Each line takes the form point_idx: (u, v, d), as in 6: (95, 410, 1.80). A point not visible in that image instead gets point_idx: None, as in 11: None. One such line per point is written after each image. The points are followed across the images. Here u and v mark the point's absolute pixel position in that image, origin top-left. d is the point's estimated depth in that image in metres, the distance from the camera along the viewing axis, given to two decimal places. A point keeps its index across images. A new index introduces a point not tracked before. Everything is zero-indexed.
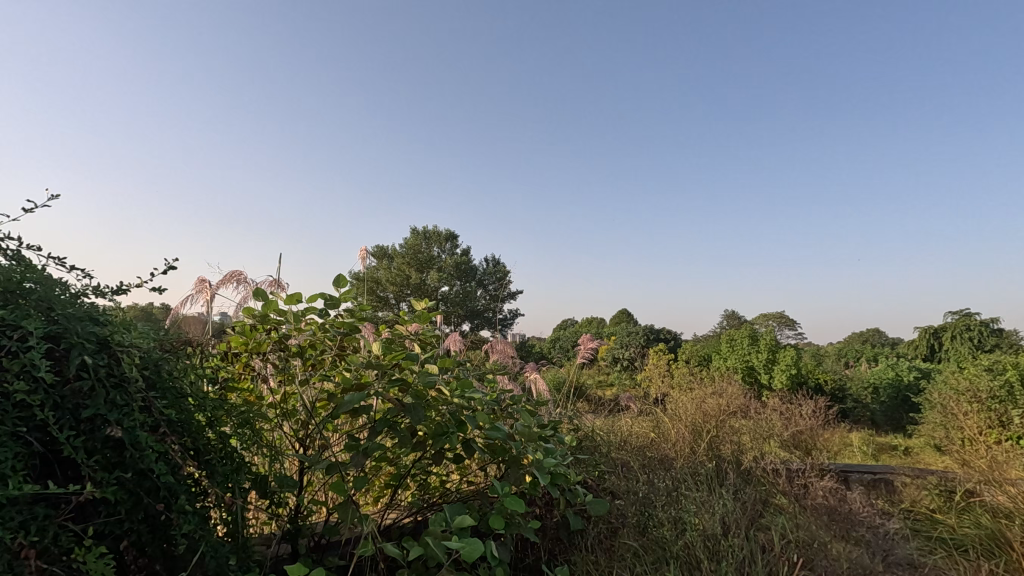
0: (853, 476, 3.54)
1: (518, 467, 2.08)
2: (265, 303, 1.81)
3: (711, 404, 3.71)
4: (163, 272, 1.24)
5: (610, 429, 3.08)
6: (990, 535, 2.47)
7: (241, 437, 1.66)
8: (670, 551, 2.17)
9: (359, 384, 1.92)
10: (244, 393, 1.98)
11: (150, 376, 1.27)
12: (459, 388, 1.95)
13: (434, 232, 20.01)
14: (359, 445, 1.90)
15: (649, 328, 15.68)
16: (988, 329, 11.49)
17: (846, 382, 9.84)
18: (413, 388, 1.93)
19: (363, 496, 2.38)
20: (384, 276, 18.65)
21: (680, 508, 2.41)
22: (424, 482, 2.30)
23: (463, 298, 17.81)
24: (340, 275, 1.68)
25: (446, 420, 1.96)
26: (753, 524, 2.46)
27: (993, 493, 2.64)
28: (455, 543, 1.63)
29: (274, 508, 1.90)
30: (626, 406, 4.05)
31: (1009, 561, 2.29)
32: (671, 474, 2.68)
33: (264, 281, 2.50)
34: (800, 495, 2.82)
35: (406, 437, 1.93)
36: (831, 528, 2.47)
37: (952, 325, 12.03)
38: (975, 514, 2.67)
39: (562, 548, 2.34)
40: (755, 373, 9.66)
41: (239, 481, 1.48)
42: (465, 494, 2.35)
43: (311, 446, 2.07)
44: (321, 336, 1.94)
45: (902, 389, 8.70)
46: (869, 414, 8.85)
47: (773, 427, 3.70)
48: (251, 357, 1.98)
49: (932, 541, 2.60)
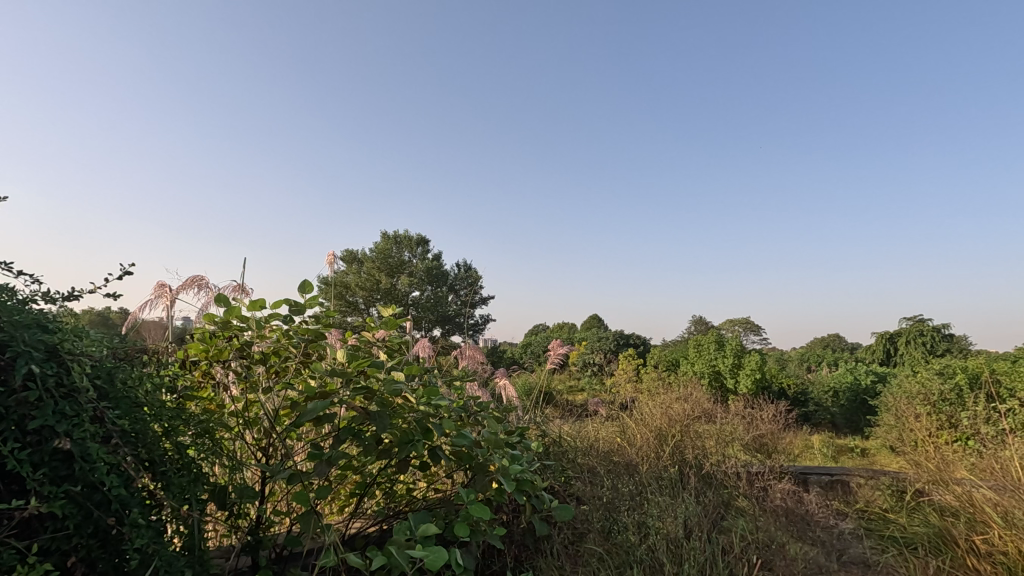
0: (812, 478, 3.65)
1: (483, 473, 2.09)
2: (227, 310, 1.77)
3: (677, 409, 3.77)
4: (118, 277, 1.21)
5: (578, 434, 3.11)
6: (938, 533, 2.58)
7: (199, 447, 1.63)
8: (634, 555, 2.20)
9: (323, 391, 1.90)
10: (204, 402, 1.94)
11: (102, 386, 1.23)
12: (425, 395, 1.94)
13: (405, 237, 19.85)
14: (322, 454, 1.88)
15: (619, 334, 15.87)
16: (940, 334, 12.02)
17: (808, 386, 10.15)
18: (379, 396, 1.91)
19: (328, 505, 2.35)
20: (354, 281, 18.41)
21: (644, 513, 2.45)
22: (390, 490, 2.29)
23: (434, 304, 17.72)
24: (305, 280, 1.66)
25: (411, 428, 1.95)
26: (715, 526, 2.53)
27: (941, 492, 2.74)
28: (419, 552, 1.62)
29: (233, 519, 1.86)
30: (594, 411, 4.09)
31: (954, 557, 2.40)
32: (636, 478, 2.73)
33: (227, 286, 2.45)
34: (759, 497, 2.92)
35: (372, 446, 1.92)
36: (789, 529, 2.56)
37: (906, 331, 12.54)
38: (924, 512, 2.79)
39: (528, 555, 2.35)
40: (721, 378, 9.88)
41: (196, 493, 1.45)
42: (432, 501, 2.35)
43: (274, 455, 2.05)
44: (285, 343, 1.91)
45: (860, 392, 9.02)
46: (830, 417, 9.16)
47: (736, 431, 3.80)
48: (212, 365, 1.94)
49: (884, 540, 2.71)
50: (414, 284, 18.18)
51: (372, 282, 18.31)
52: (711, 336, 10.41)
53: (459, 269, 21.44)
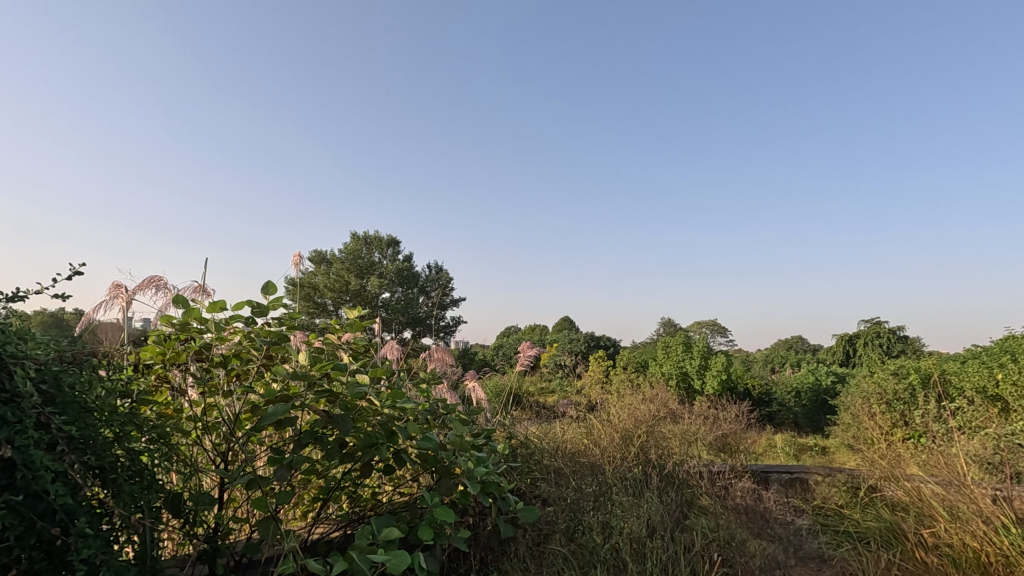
0: (772, 477, 3.74)
1: (448, 476, 2.08)
2: (185, 311, 1.71)
3: (644, 411, 3.81)
4: (67, 277, 1.17)
5: (545, 435, 3.13)
6: (889, 527, 2.68)
7: (154, 453, 1.57)
8: (598, 555, 2.22)
9: (285, 395, 1.86)
10: (160, 407, 1.88)
11: (48, 391, 1.19)
12: (390, 398, 1.92)
13: (375, 238, 19.62)
14: (283, 459, 1.84)
15: (590, 336, 16.04)
16: (896, 336, 12.51)
17: (772, 387, 10.42)
18: (341, 399, 1.88)
19: (290, 511, 2.31)
20: (323, 283, 18.10)
21: (608, 513, 2.48)
22: (355, 494, 2.26)
23: (404, 306, 17.57)
24: (268, 282, 1.63)
25: (375, 431, 1.92)
26: (678, 525, 2.58)
27: (893, 488, 2.83)
28: (381, 556, 1.61)
29: (189, 527, 1.80)
30: (563, 412, 4.12)
31: (904, 550, 2.50)
32: (601, 479, 2.76)
33: (187, 287, 2.38)
34: (721, 496, 2.99)
35: (334, 450, 1.88)
36: (749, 526, 2.63)
37: (865, 332, 13.01)
38: (877, 507, 2.90)
39: (493, 556, 2.35)
40: (689, 380, 10.05)
41: (149, 500, 1.40)
42: (397, 505, 2.33)
43: (234, 461, 2.00)
44: (247, 345, 1.86)
45: (821, 392, 9.32)
46: (792, 417, 9.43)
47: (700, 431, 3.88)
48: (169, 368, 1.88)
49: (839, 535, 2.81)
50: (384, 286, 17.97)
51: (341, 284, 18.00)
52: (679, 338, 10.56)
53: (430, 270, 21.31)
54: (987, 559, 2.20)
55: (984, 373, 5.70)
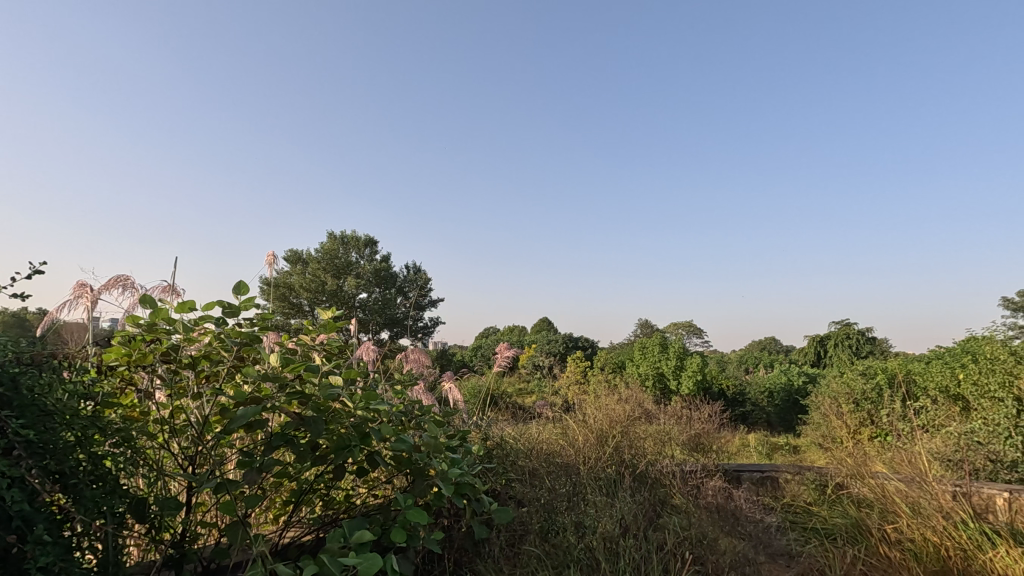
0: (744, 476, 3.82)
1: (422, 478, 2.06)
2: (152, 311, 1.67)
3: (619, 411, 3.85)
4: (26, 276, 1.14)
5: (520, 436, 3.13)
6: (854, 523, 2.75)
7: (118, 457, 1.53)
8: (572, 555, 2.24)
9: (256, 397, 1.82)
10: (125, 410, 1.83)
11: (5, 394, 1.16)
12: (364, 400, 1.89)
13: (353, 237, 19.42)
14: (253, 462, 1.81)
15: (567, 338, 16.12)
16: (865, 338, 12.86)
17: (745, 387, 10.61)
18: (314, 401, 1.85)
19: (261, 514, 2.27)
20: (298, 283, 17.82)
21: (582, 513, 2.49)
22: (327, 497, 2.23)
23: (382, 306, 17.45)
24: (239, 282, 1.60)
25: (349, 433, 1.90)
26: (650, 524, 2.61)
27: (859, 485, 2.91)
28: (352, 559, 1.59)
29: (155, 533, 1.76)
30: (538, 413, 4.13)
31: (868, 545, 2.55)
32: (576, 479, 2.78)
33: (156, 287, 2.32)
34: (693, 495, 3.03)
35: (306, 452, 1.86)
36: (720, 524, 2.67)
37: (835, 333, 13.35)
38: (844, 504, 2.97)
39: (467, 558, 2.34)
40: (665, 380, 10.17)
41: (112, 506, 1.36)
42: (371, 507, 2.31)
43: (202, 465, 1.96)
44: (217, 346, 1.82)
45: (792, 392, 9.53)
46: (765, 416, 9.62)
47: (674, 432, 3.93)
48: (134, 370, 1.82)
49: (807, 532, 2.88)
50: (361, 286, 17.78)
51: (317, 284, 17.75)
52: (655, 338, 10.69)
53: (408, 270, 21.16)
54: (947, 553, 2.29)
55: (947, 373, 5.90)
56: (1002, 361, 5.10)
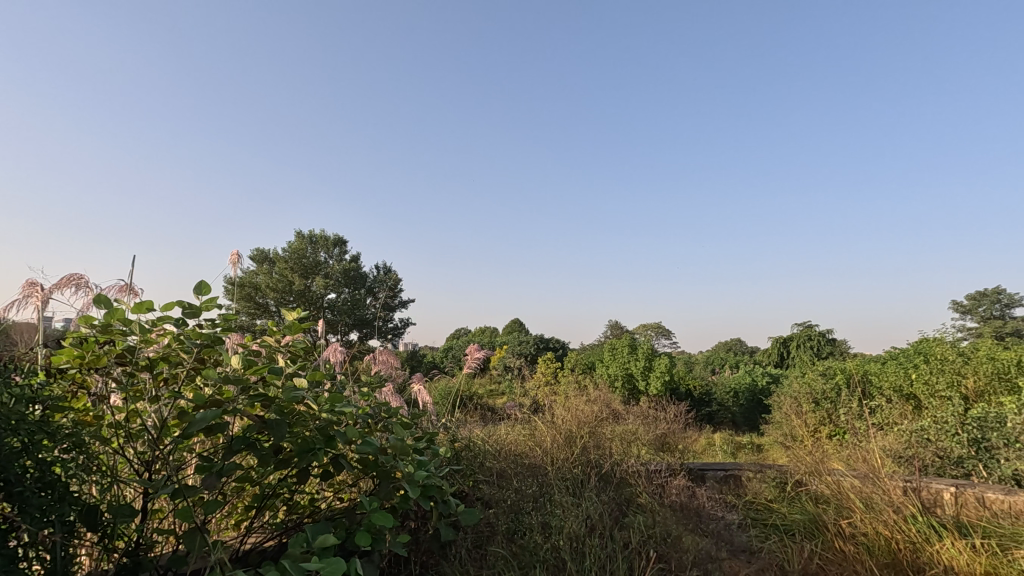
0: (708, 474, 3.91)
1: (388, 480, 2.05)
2: (107, 311, 1.60)
3: (587, 412, 3.89)
4: None
5: (489, 438, 3.13)
6: (812, 519, 2.84)
7: (69, 464, 1.47)
8: (538, 555, 2.25)
9: (217, 400, 1.77)
10: (77, 414, 1.76)
11: None
12: (329, 402, 1.86)
13: (321, 237, 19.11)
14: (213, 467, 1.77)
15: (538, 339, 16.19)
16: (826, 339, 13.29)
17: (711, 387, 10.84)
18: (277, 404, 1.81)
19: (221, 520, 2.21)
20: (264, 282, 17.41)
21: (548, 513, 2.51)
22: (290, 501, 2.19)
23: (351, 306, 17.18)
24: (200, 282, 1.55)
25: (313, 436, 1.87)
26: (616, 523, 2.65)
27: (817, 482, 3.01)
28: (315, 563, 1.56)
29: (107, 541, 1.70)
30: (508, 414, 4.14)
31: (824, 540, 2.64)
32: (543, 480, 2.80)
33: (112, 287, 2.25)
34: (658, 494, 3.09)
35: (268, 455, 1.82)
36: (684, 522, 2.72)
37: (798, 334, 13.76)
38: (802, 501, 3.07)
39: (434, 560, 2.33)
40: (634, 381, 10.31)
41: (61, 514, 1.31)
42: (335, 511, 2.28)
43: (159, 470, 1.89)
44: (176, 348, 1.76)
45: (756, 392, 9.78)
46: (730, 416, 9.84)
47: (641, 432, 3.99)
48: (87, 373, 1.74)
49: (767, 528, 2.95)
50: (329, 287, 17.49)
51: (284, 284, 17.39)
52: (625, 340, 10.82)
53: (378, 270, 20.88)
54: (897, 546, 2.39)
55: (901, 373, 6.15)
56: (951, 361, 5.34)
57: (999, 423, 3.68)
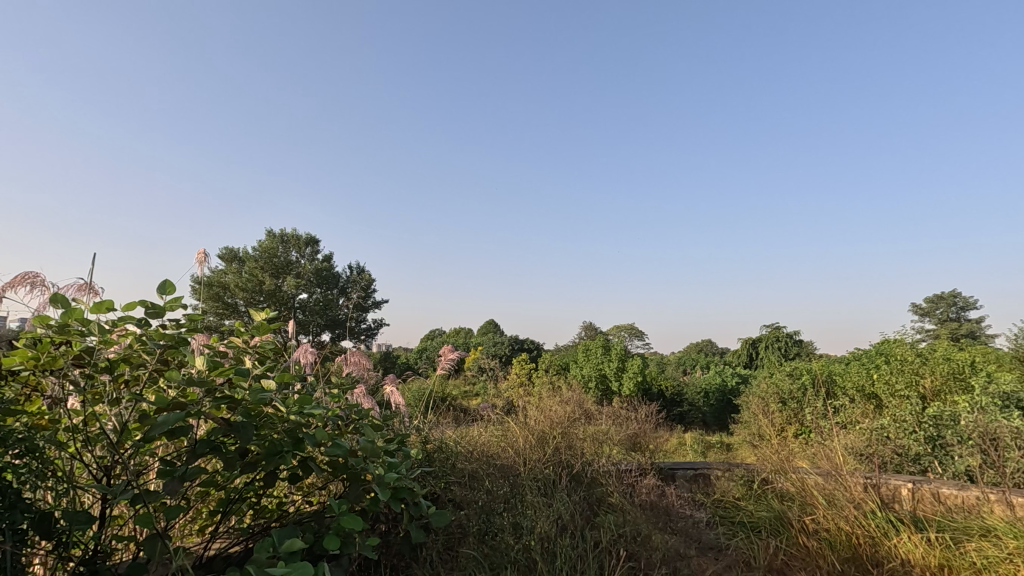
0: (678, 473, 3.97)
1: (358, 483, 2.02)
2: (64, 310, 1.54)
3: (560, 413, 3.91)
4: None
5: (461, 439, 3.12)
6: (777, 516, 2.90)
7: (21, 470, 1.41)
8: (509, 556, 2.25)
9: (180, 402, 1.72)
10: (31, 417, 1.69)
11: None
12: (297, 404, 1.83)
13: (292, 237, 18.78)
14: (175, 471, 1.71)
15: (513, 340, 16.20)
16: (793, 341, 13.65)
17: (683, 387, 11.01)
18: (243, 406, 1.77)
19: (184, 526, 2.15)
20: (233, 282, 17.01)
21: (519, 514, 2.51)
22: (257, 506, 2.14)
23: (322, 307, 16.90)
24: (163, 281, 1.51)
25: (281, 439, 1.84)
26: (587, 523, 2.67)
27: (782, 480, 3.08)
28: (280, 568, 1.53)
29: (62, 549, 1.63)
30: (481, 415, 4.13)
31: (789, 536, 2.70)
32: (515, 481, 2.80)
33: (70, 286, 2.17)
34: (628, 493, 3.12)
35: (234, 459, 1.77)
36: (654, 521, 2.76)
37: (767, 337, 14.09)
38: (768, 498, 3.14)
39: (404, 563, 2.30)
40: (607, 381, 10.40)
41: (12, 522, 1.26)
42: (304, 515, 2.24)
43: (119, 475, 1.83)
44: (137, 349, 1.71)
45: (726, 392, 9.97)
46: (700, 416, 10.02)
47: (613, 432, 4.03)
48: (42, 375, 1.66)
49: (734, 525, 3.01)
50: (301, 287, 17.19)
51: (253, 284, 17.01)
52: (598, 341, 10.89)
53: (350, 270, 20.59)
54: (858, 540, 2.47)
55: (863, 374, 6.35)
56: (910, 362, 5.55)
57: (952, 421, 3.84)
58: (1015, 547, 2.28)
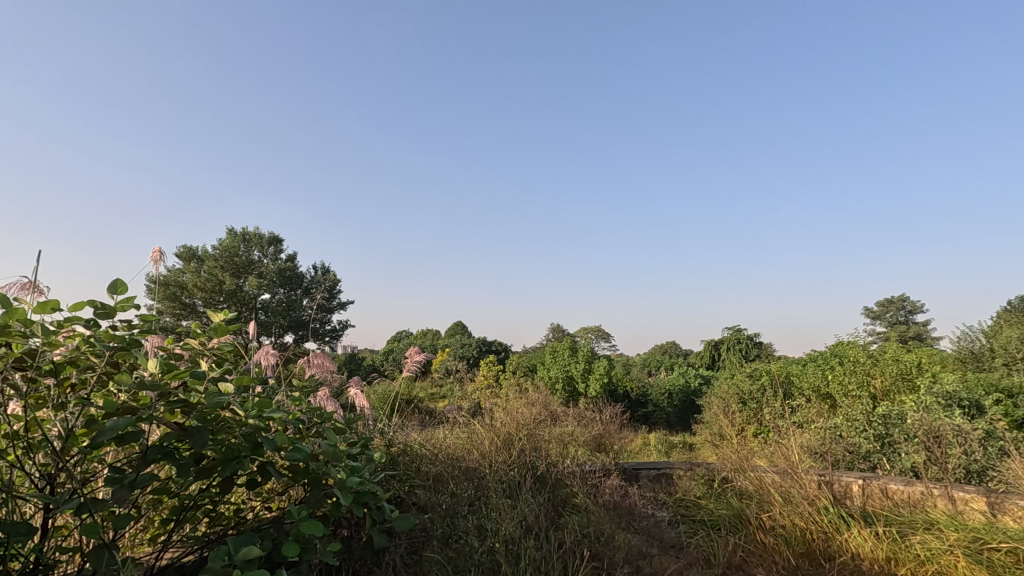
0: (642, 473, 4.04)
1: (319, 488, 1.97)
2: (5, 311, 1.46)
3: (526, 415, 3.92)
4: None
5: (426, 442, 3.09)
6: (736, 514, 2.98)
7: None
8: (473, 559, 2.24)
9: (132, 407, 1.65)
10: None
11: None
12: (256, 408, 1.77)
13: (255, 236, 18.30)
14: (124, 478, 1.64)
15: (481, 342, 16.18)
16: (753, 342, 14.07)
17: (648, 388, 11.21)
18: (199, 411, 1.71)
19: (134, 535, 2.06)
20: (192, 281, 16.46)
21: (484, 516, 2.50)
22: (212, 513, 2.07)
23: (285, 307, 16.51)
24: (113, 280, 1.44)
25: (238, 444, 1.78)
26: (551, 525, 2.68)
27: (741, 479, 3.17)
28: None
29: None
30: (447, 417, 4.10)
31: (747, 533, 2.78)
32: (480, 483, 2.79)
33: (13, 285, 2.06)
34: (592, 493, 3.15)
35: (188, 465, 1.71)
36: (617, 521, 2.79)
37: (728, 339, 14.47)
38: (727, 497, 3.22)
39: (367, 568, 2.26)
40: (574, 383, 10.50)
41: None
42: (263, 521, 2.17)
43: (64, 484, 1.74)
44: (85, 352, 1.63)
45: (689, 393, 10.20)
46: (664, 417, 10.22)
47: (579, 434, 4.07)
48: None
49: (695, 524, 3.08)
50: (263, 287, 16.76)
51: (213, 284, 16.48)
52: (565, 342, 10.98)
53: (315, 270, 20.21)
54: (811, 536, 2.56)
55: (819, 374, 6.59)
56: (862, 363, 5.77)
57: (900, 420, 4.01)
58: (955, 539, 2.38)
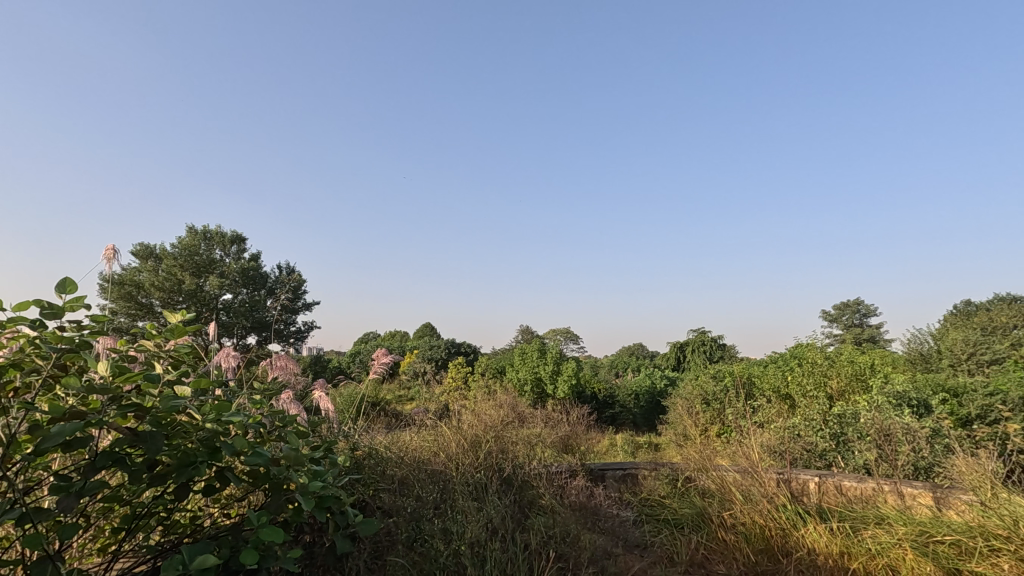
0: (608, 473, 4.08)
1: (280, 493, 1.92)
2: None
3: (494, 416, 3.91)
4: None
5: (391, 445, 3.05)
6: (699, 513, 3.04)
7: None
8: (438, 562, 2.22)
9: (81, 412, 1.57)
10: None
11: None
12: (214, 412, 1.72)
13: (216, 234, 17.78)
14: (71, 486, 1.56)
15: (449, 344, 16.08)
16: (716, 343, 14.41)
17: (615, 390, 11.35)
18: (153, 415, 1.64)
19: (83, 546, 1.97)
20: (149, 280, 15.87)
21: (450, 519, 2.48)
22: (167, 521, 1.99)
23: (248, 308, 16.08)
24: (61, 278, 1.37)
25: (195, 449, 1.71)
26: (517, 526, 2.68)
27: (704, 478, 3.24)
28: None
29: None
30: (414, 420, 4.06)
31: (708, 531, 2.85)
32: (446, 486, 2.76)
33: None
34: (558, 494, 3.17)
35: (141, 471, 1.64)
36: (582, 521, 2.81)
37: (693, 341, 14.78)
38: (690, 496, 3.28)
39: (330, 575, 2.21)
40: (542, 385, 10.54)
41: None
42: (221, 528, 2.10)
43: (5, 493, 1.65)
44: (30, 353, 1.55)
45: (655, 394, 10.37)
46: (631, 418, 10.36)
47: (546, 435, 4.08)
48: None
49: (659, 522, 3.13)
50: (225, 287, 16.28)
51: (171, 284, 15.92)
52: (534, 345, 11.02)
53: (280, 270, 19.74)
54: (769, 532, 2.63)
55: (778, 375, 6.79)
56: (819, 364, 5.97)
57: (854, 419, 4.17)
58: (903, 533, 2.49)
